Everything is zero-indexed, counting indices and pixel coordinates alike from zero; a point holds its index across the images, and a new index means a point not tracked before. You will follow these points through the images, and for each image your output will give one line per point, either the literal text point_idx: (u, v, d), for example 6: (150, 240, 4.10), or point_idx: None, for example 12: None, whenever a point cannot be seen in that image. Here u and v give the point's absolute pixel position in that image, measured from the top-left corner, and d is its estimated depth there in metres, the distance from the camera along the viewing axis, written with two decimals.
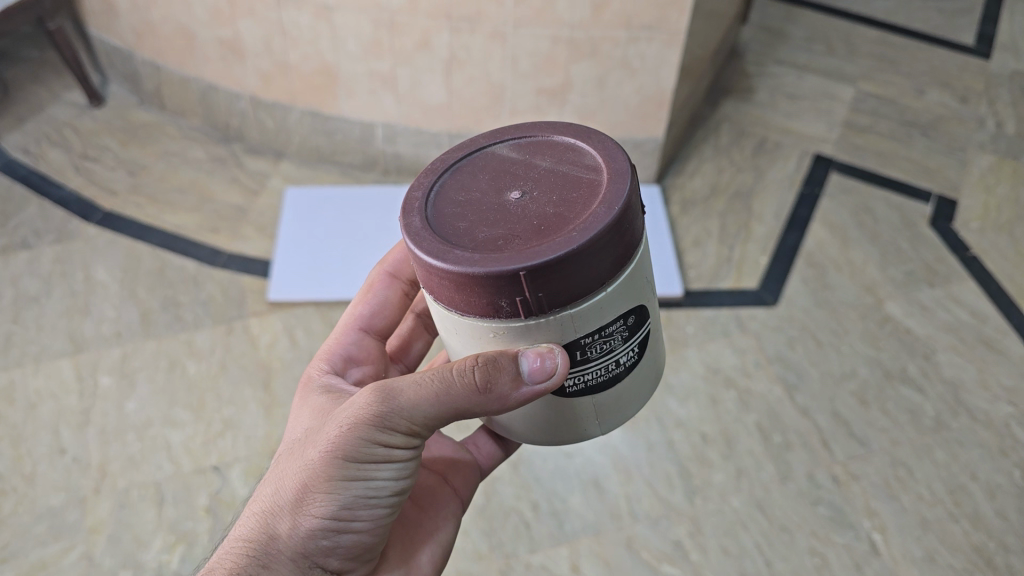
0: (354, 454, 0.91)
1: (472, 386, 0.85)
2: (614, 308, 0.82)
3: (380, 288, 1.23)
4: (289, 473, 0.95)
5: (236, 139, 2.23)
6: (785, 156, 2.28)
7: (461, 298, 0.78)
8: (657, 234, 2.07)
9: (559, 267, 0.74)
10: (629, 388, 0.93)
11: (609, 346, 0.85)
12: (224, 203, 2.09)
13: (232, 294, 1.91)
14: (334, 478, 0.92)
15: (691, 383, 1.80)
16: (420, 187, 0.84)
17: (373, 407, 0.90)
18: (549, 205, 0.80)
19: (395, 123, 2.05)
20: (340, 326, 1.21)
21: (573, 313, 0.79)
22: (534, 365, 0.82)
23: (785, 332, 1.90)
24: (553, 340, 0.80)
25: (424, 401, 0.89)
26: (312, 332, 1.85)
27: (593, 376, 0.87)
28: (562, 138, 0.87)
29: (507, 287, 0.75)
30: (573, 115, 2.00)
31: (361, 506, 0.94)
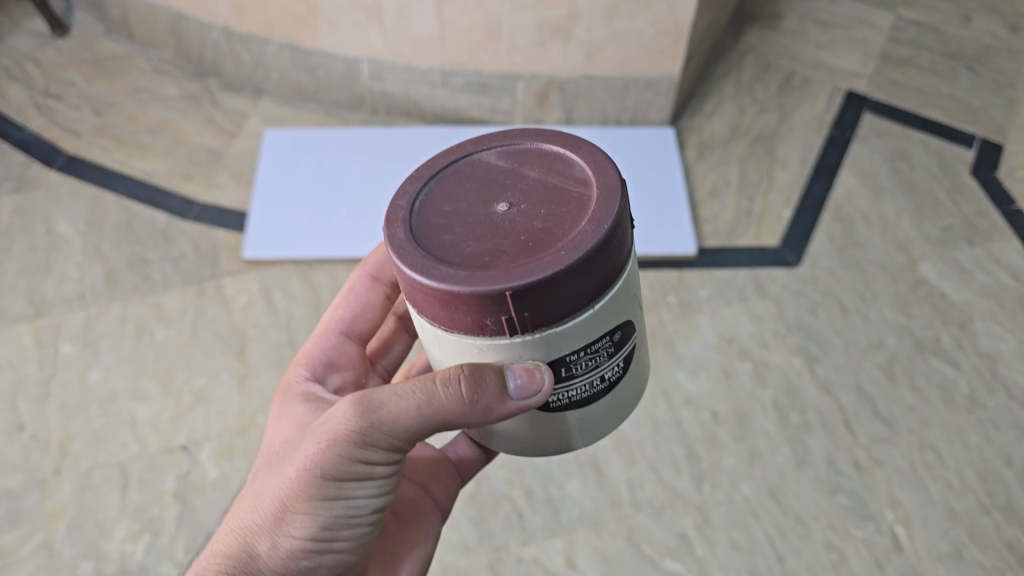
0: (333, 472, 0.85)
1: (455, 401, 0.77)
2: (602, 323, 0.73)
3: (360, 287, 1.11)
4: (268, 486, 0.89)
5: (211, 73, 2.03)
6: (814, 94, 2.07)
7: (444, 316, 0.69)
8: (671, 185, 1.88)
9: (549, 285, 0.65)
10: (614, 402, 0.84)
11: (596, 361, 0.77)
12: (196, 147, 1.91)
13: (205, 251, 1.76)
14: (311, 496, 0.86)
15: (702, 355, 1.65)
16: (402, 194, 0.74)
17: (352, 422, 0.83)
18: (538, 217, 0.70)
19: (381, 58, 1.84)
20: (318, 330, 1.11)
21: (561, 330, 0.70)
22: (521, 383, 0.74)
23: (807, 297, 1.73)
24: (537, 358, 0.73)
25: (405, 416, 0.82)
26: (290, 294, 1.70)
27: (578, 391, 0.79)
28: (551, 144, 0.77)
29: (495, 305, 0.66)
30: (580, 51, 1.79)
31: (342, 524, 0.88)
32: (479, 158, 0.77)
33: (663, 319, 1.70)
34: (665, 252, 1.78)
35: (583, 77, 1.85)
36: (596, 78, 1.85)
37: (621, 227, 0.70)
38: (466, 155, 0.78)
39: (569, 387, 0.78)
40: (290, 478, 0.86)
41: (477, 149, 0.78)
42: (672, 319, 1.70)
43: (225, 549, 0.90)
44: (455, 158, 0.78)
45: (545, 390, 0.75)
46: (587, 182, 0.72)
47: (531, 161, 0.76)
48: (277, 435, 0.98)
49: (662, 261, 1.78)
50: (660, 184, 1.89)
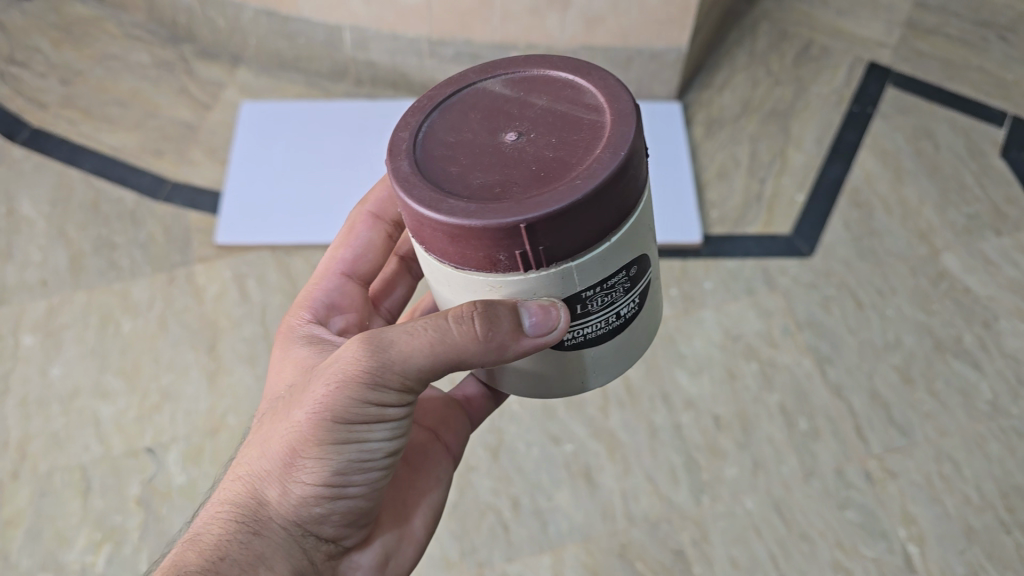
0: (344, 415, 0.78)
1: (470, 338, 0.72)
2: (618, 260, 0.71)
3: (362, 228, 1.09)
4: (272, 433, 0.82)
5: (186, 39, 1.90)
6: (833, 65, 1.93)
7: (451, 254, 0.68)
8: (677, 167, 1.76)
9: (563, 218, 0.64)
10: (630, 340, 0.82)
11: (610, 298, 0.74)
12: (168, 119, 1.78)
13: (176, 235, 1.65)
14: (321, 441, 0.79)
15: (705, 354, 1.54)
16: (407, 127, 0.73)
17: (363, 361, 0.76)
18: (547, 145, 0.70)
19: (365, 26, 1.71)
20: (320, 269, 1.08)
21: (576, 266, 0.68)
22: (535, 322, 0.71)
23: (819, 291, 1.62)
24: (553, 295, 0.70)
25: (419, 354, 0.76)
26: (266, 283, 1.59)
27: (593, 329, 0.76)
28: (557, 72, 0.76)
29: (508, 242, 0.65)
30: (579, 20, 1.65)
31: (354, 472, 0.81)
32: (483, 87, 0.77)
33: (664, 314, 1.59)
34: (667, 239, 1.65)
35: (583, 48, 1.71)
36: (597, 49, 1.71)
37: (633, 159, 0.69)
38: (469, 86, 0.77)
39: (585, 325, 0.76)
40: (298, 423, 0.79)
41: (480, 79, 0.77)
42: (673, 313, 1.59)
43: (229, 501, 0.82)
44: (457, 89, 0.77)
45: (561, 329, 0.71)
46: (597, 111, 0.72)
47: (538, 89, 0.75)
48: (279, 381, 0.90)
49: (663, 249, 1.66)
50: (664, 166, 1.76)
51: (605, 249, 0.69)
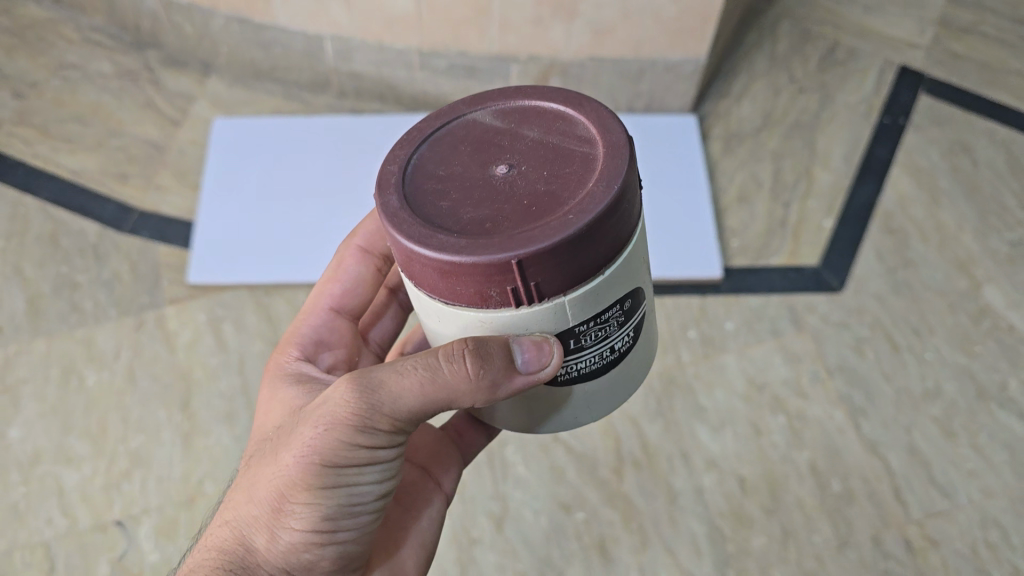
0: (333, 459, 0.73)
1: (461, 378, 0.66)
2: (612, 291, 0.64)
3: (350, 263, 0.99)
4: (260, 475, 0.77)
5: (151, 45, 1.73)
6: (861, 70, 1.76)
7: (440, 289, 0.61)
8: (693, 189, 1.60)
9: (557, 252, 0.57)
10: (630, 373, 0.73)
11: (604, 332, 0.66)
12: (132, 138, 1.61)
13: (144, 272, 1.49)
14: (309, 485, 0.74)
15: (728, 406, 1.41)
16: (394, 160, 0.66)
17: (352, 401, 0.72)
18: (541, 179, 0.62)
19: (348, 35, 1.53)
20: (308, 304, 0.99)
21: (570, 299, 0.61)
22: (529, 361, 0.64)
23: (850, 331, 1.49)
24: (545, 330, 0.63)
25: (411, 395, 0.70)
26: (244, 328, 1.44)
27: (588, 364, 0.68)
28: (550, 99, 0.68)
29: (503, 277, 0.58)
30: (586, 31, 1.48)
31: (345, 516, 0.76)
32: (473, 119, 0.68)
33: (682, 360, 1.45)
34: (683, 275, 1.51)
35: (591, 60, 1.54)
36: (607, 61, 1.54)
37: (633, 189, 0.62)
38: (460, 117, 0.69)
39: (577, 360, 0.68)
40: (284, 468, 0.74)
41: (470, 110, 0.69)
42: (692, 359, 1.45)
43: (219, 545, 0.78)
44: (446, 120, 0.69)
45: (555, 365, 0.64)
46: (592, 142, 0.64)
47: (531, 120, 0.67)
48: (268, 416, 0.86)
49: (679, 286, 1.52)
50: (679, 187, 1.60)
51: (601, 280, 0.61)
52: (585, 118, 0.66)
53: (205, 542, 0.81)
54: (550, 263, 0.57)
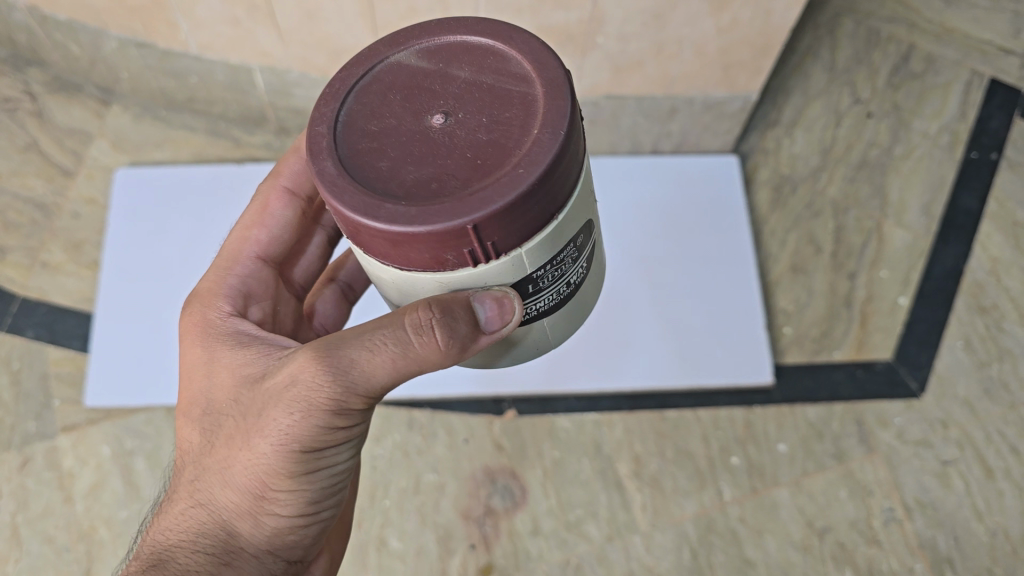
0: (313, 443, 0.60)
1: (439, 349, 0.54)
2: (567, 232, 0.52)
3: (274, 205, 0.77)
4: (219, 463, 0.62)
5: (33, 61, 1.34)
6: (942, 85, 1.38)
7: (386, 252, 0.49)
8: (738, 258, 1.28)
9: (512, 209, 0.46)
10: (585, 299, 0.61)
11: (561, 270, 0.54)
12: (11, 197, 1.26)
13: (30, 388, 1.15)
14: (290, 472, 0.61)
15: (781, 562, 1.10)
16: (318, 117, 0.51)
17: (324, 384, 0.57)
18: (482, 128, 0.49)
19: (282, 67, 1.16)
20: (227, 252, 0.76)
21: (527, 251, 0.50)
22: (494, 323, 0.53)
23: (933, 451, 1.16)
24: (507, 284, 0.51)
25: (386, 373, 0.57)
26: (160, 463, 1.10)
27: (546, 305, 0.56)
28: (475, 34, 0.53)
29: (456, 242, 0.47)
30: (604, 66, 1.12)
31: (327, 492, 0.65)
32: (397, 63, 0.53)
33: (724, 497, 1.14)
34: (727, 380, 1.20)
35: (607, 98, 1.18)
36: (628, 98, 1.18)
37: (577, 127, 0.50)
38: (381, 61, 0.53)
39: (535, 305, 0.55)
40: (257, 458, 0.60)
41: (389, 51, 0.54)
42: (737, 496, 1.14)
43: (189, 538, 0.64)
44: (363, 64, 0.53)
45: (518, 319, 0.53)
46: (530, 79, 0.51)
47: (461, 56, 0.53)
48: (182, 379, 0.67)
49: (721, 393, 1.21)
50: (721, 256, 1.29)
51: (557, 226, 0.50)
52: (522, 53, 0.52)
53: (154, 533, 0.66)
54: (508, 220, 0.47)
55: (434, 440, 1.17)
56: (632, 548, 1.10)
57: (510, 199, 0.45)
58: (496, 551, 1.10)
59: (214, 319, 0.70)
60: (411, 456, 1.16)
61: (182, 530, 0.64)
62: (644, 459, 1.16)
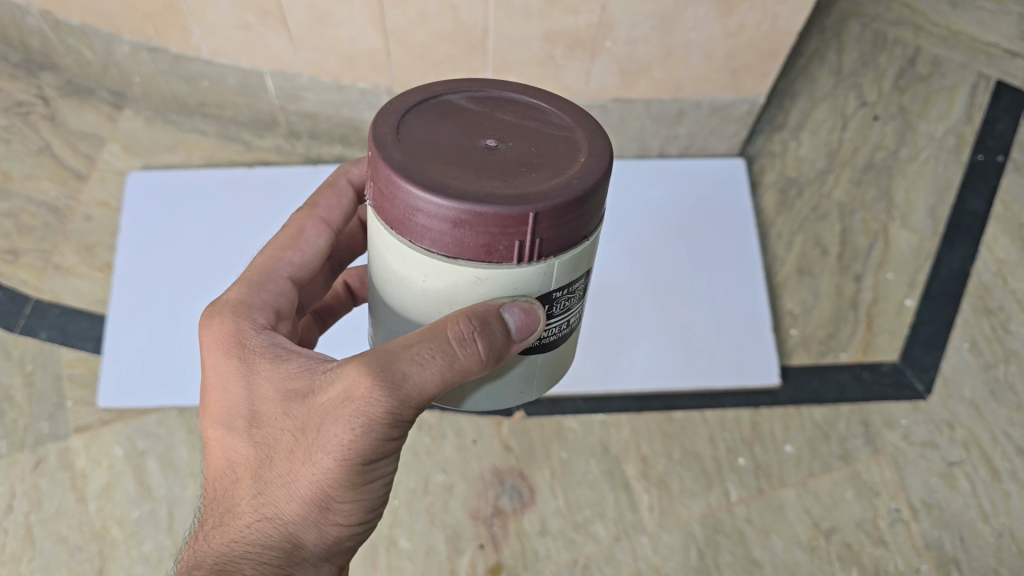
0: (372, 455, 0.58)
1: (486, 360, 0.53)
2: (586, 263, 0.56)
3: (312, 233, 0.75)
4: (278, 480, 0.59)
5: (46, 66, 1.36)
6: (948, 88, 1.35)
7: (437, 236, 0.50)
8: (745, 260, 1.30)
9: (567, 209, 0.49)
10: (567, 352, 0.64)
11: (570, 303, 0.58)
12: (24, 200, 1.26)
13: (43, 389, 1.16)
14: (351, 482, 0.59)
15: (789, 562, 1.10)
16: (379, 121, 0.53)
17: (381, 403, 0.54)
18: (533, 153, 0.52)
19: (293, 71, 1.18)
20: (257, 269, 0.72)
21: (559, 262, 0.52)
22: (522, 334, 0.55)
23: (939, 453, 1.17)
24: (534, 294, 0.54)
25: (439, 385, 0.54)
26: (173, 464, 1.12)
27: (552, 335, 0.59)
28: (520, 92, 0.57)
29: (512, 231, 0.49)
30: (612, 69, 1.12)
31: (378, 494, 0.63)
32: (446, 101, 0.56)
33: (730, 498, 1.14)
34: (732, 381, 1.22)
35: (615, 102, 1.18)
36: (636, 101, 1.18)
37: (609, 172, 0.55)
38: (431, 96, 0.56)
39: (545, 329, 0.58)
40: (319, 473, 0.58)
41: (442, 91, 0.57)
42: (743, 497, 1.14)
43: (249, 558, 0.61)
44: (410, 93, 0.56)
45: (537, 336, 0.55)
46: (572, 128, 0.55)
47: (505, 106, 0.56)
48: (215, 392, 0.62)
49: (726, 395, 1.22)
50: (727, 258, 1.30)
51: (586, 248, 0.54)
52: (561, 109, 0.56)
53: (210, 552, 0.62)
54: (559, 221, 0.49)
55: (444, 440, 1.18)
56: (640, 548, 1.10)
57: (569, 200, 0.49)
58: (505, 551, 1.10)
59: (247, 332, 0.64)
60: (420, 457, 1.17)
61: (240, 549, 0.61)
62: (652, 460, 1.17)
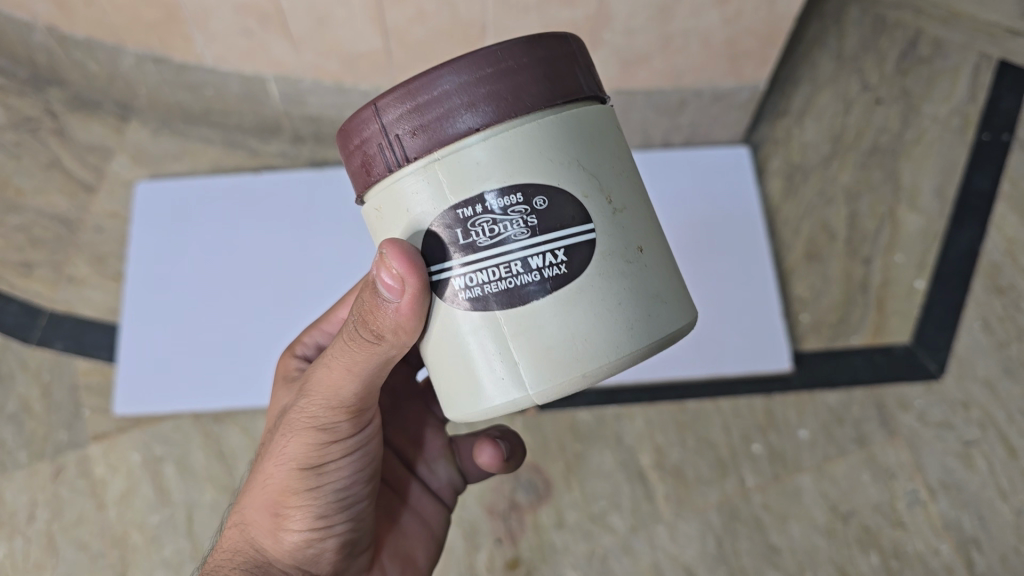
0: (308, 456, 0.70)
1: (374, 352, 0.61)
2: (509, 172, 0.51)
3: None
4: (251, 488, 0.74)
5: (53, 80, 1.36)
6: (950, 69, 1.37)
7: (351, 179, 0.58)
8: (752, 251, 1.29)
9: (415, 89, 0.52)
10: (575, 326, 0.52)
11: (503, 231, 0.52)
12: (36, 213, 1.28)
13: (60, 399, 1.16)
14: (298, 486, 0.71)
15: (807, 547, 1.11)
16: None
17: (306, 403, 0.68)
18: None
19: (297, 76, 1.19)
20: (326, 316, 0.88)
21: (441, 163, 0.52)
22: (389, 287, 0.54)
23: (955, 433, 1.16)
24: (425, 205, 0.53)
25: (346, 384, 0.65)
26: (189, 470, 1.13)
27: (491, 279, 0.53)
28: None
29: (374, 136, 0.54)
30: (610, 61, 1.13)
31: (335, 510, 0.73)
32: None
33: (746, 485, 1.14)
34: (743, 368, 1.21)
35: (617, 94, 1.20)
36: (637, 92, 1.20)
37: (542, 68, 0.53)
38: None
39: (474, 272, 0.53)
40: (272, 474, 0.71)
41: None
42: (760, 484, 1.14)
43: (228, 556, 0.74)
44: None
45: (411, 273, 0.53)
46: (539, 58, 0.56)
47: None
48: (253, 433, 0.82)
49: (739, 382, 1.22)
50: (734, 247, 1.29)
51: (483, 146, 0.51)
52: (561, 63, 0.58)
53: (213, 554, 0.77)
54: (412, 109, 0.52)
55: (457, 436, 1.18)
56: (657, 538, 1.11)
57: (409, 85, 0.52)
58: (523, 544, 1.11)
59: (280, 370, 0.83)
60: None
61: (223, 552, 0.75)
62: (666, 449, 1.17)
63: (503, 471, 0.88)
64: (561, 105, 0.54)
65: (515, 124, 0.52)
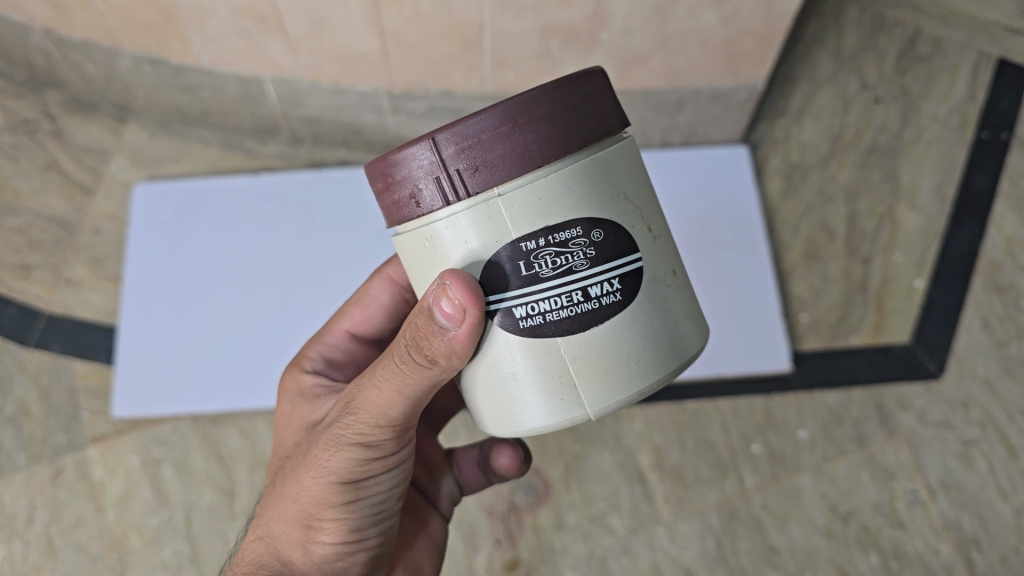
0: (349, 471, 0.67)
1: (426, 370, 0.59)
2: (570, 206, 0.52)
3: (376, 290, 0.87)
4: (281, 498, 0.71)
5: (50, 82, 1.35)
6: (949, 68, 1.36)
7: (387, 206, 0.56)
8: (750, 250, 1.29)
9: (473, 125, 0.50)
10: (632, 348, 0.54)
11: (566, 263, 0.52)
12: (33, 215, 1.27)
13: (58, 402, 1.16)
14: (335, 501, 0.68)
15: (806, 547, 1.11)
16: None
17: (351, 418, 0.65)
18: None
19: (295, 77, 1.19)
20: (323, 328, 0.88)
21: (504, 198, 0.51)
22: (448, 315, 0.53)
23: (955, 432, 1.16)
24: (483, 240, 0.52)
25: (396, 401, 0.63)
26: (188, 472, 1.13)
27: (553, 309, 0.53)
28: None
29: (425, 169, 0.52)
30: (608, 62, 1.13)
31: (369, 525, 0.71)
32: None
33: (745, 486, 1.14)
34: (741, 368, 1.21)
35: (616, 94, 1.20)
36: (636, 92, 1.20)
37: (588, 104, 0.53)
38: None
39: (535, 301, 0.53)
40: (308, 487, 0.68)
41: None
42: (759, 484, 1.14)
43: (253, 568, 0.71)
44: None
45: (473, 305, 0.52)
46: None
47: None
48: (273, 441, 0.79)
49: (738, 382, 1.21)
50: (734, 247, 1.29)
51: (545, 182, 0.51)
52: None
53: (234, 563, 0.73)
54: (471, 145, 0.51)
55: (456, 438, 1.18)
56: (657, 539, 1.11)
57: (468, 121, 0.50)
58: (522, 546, 1.11)
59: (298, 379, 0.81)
60: None
61: (246, 563, 0.72)
62: (665, 450, 1.16)
63: (516, 475, 0.88)
64: (604, 140, 0.55)
65: (572, 161, 0.52)
